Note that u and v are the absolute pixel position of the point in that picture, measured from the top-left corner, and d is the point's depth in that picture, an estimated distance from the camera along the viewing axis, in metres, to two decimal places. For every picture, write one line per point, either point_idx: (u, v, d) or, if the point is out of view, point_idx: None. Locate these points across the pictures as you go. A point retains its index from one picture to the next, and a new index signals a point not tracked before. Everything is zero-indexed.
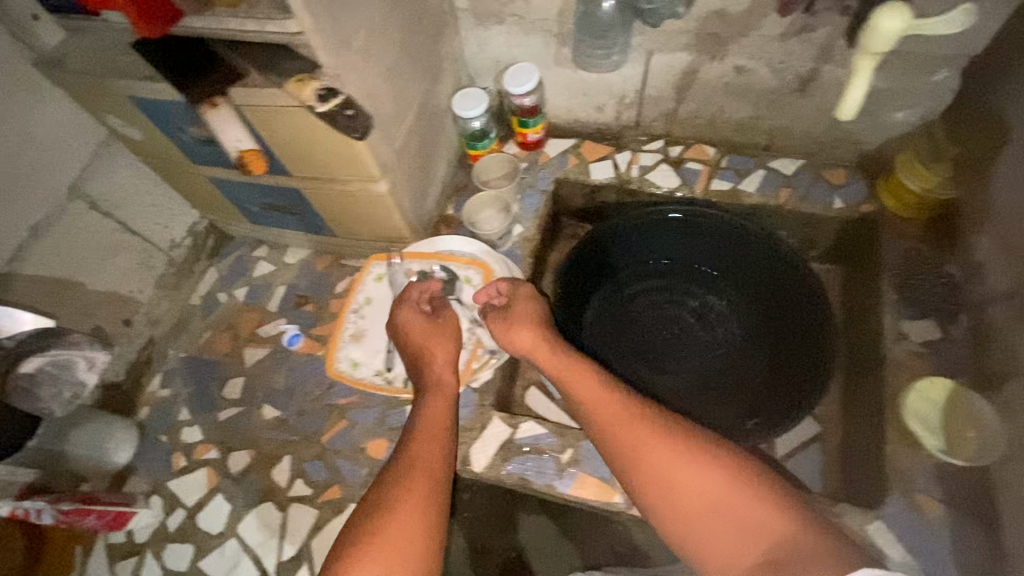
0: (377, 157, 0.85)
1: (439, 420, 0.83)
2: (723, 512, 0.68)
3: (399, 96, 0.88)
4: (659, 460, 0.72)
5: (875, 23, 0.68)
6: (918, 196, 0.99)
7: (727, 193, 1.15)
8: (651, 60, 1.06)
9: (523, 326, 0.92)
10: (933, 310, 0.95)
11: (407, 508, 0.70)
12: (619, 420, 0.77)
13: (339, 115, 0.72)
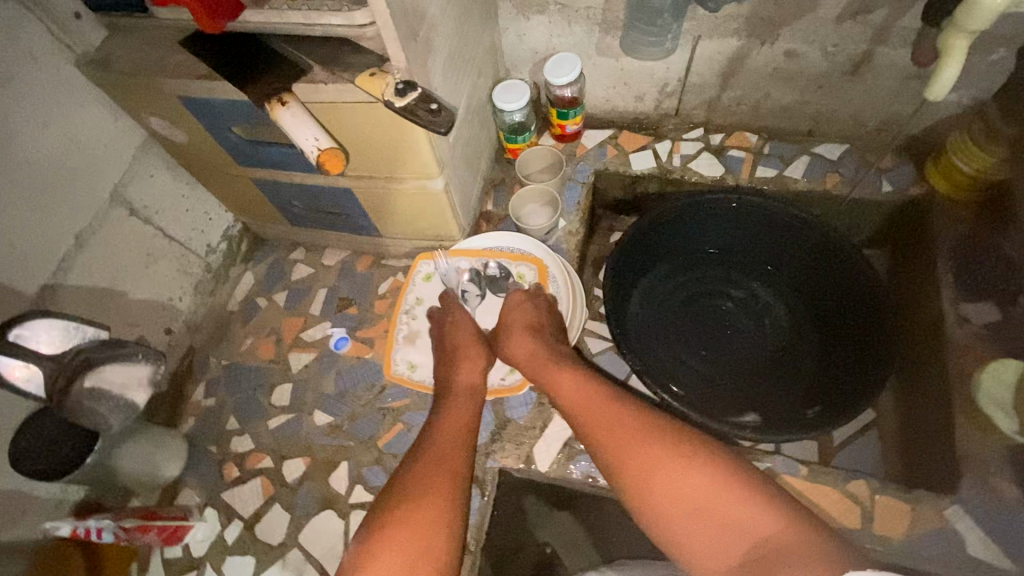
0: (436, 153, 0.84)
1: (461, 424, 0.83)
2: (709, 513, 0.66)
3: (445, 84, 0.85)
4: (648, 460, 0.71)
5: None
6: (971, 178, 0.99)
7: (772, 179, 1.13)
8: (698, 46, 1.04)
9: (520, 333, 0.93)
10: (993, 293, 0.94)
11: (426, 505, 0.70)
12: (607, 422, 0.76)
13: (418, 108, 0.66)
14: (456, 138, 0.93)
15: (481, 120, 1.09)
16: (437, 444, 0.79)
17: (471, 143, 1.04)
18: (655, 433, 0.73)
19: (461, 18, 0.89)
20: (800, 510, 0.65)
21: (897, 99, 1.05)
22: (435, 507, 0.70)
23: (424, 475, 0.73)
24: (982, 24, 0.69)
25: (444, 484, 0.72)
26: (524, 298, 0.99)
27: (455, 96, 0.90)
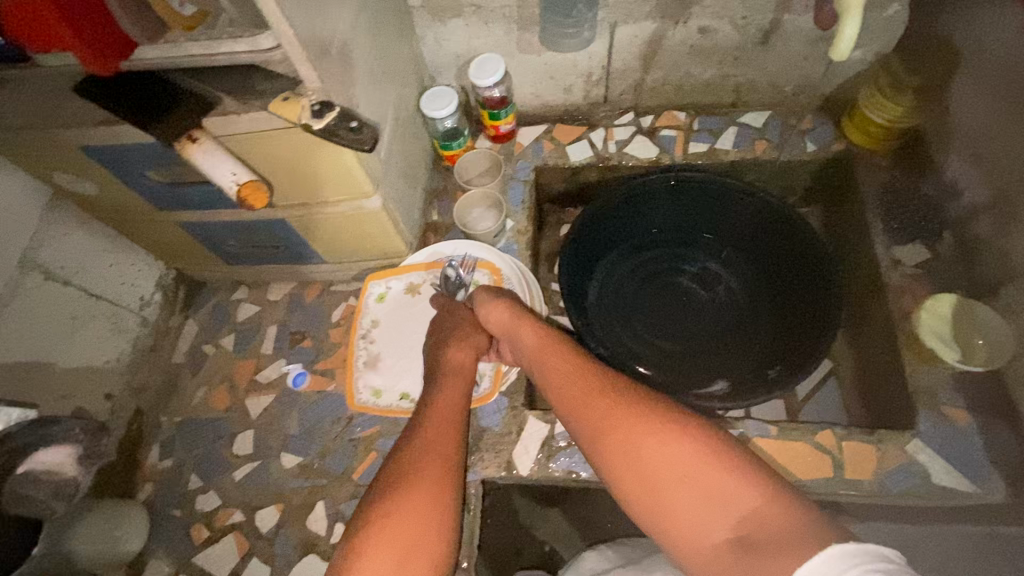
0: (369, 173, 0.82)
1: (456, 403, 0.75)
2: (692, 486, 0.56)
3: (367, 100, 0.83)
4: (626, 429, 0.62)
5: None
6: (886, 128, 1.04)
7: (705, 153, 1.17)
8: (615, 33, 1.06)
9: (501, 300, 0.87)
10: (919, 233, 1.00)
11: (416, 497, 0.61)
12: (588, 391, 0.68)
13: (339, 129, 0.65)
14: (388, 153, 0.91)
15: (413, 131, 1.08)
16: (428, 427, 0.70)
17: (406, 156, 1.03)
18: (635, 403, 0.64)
19: (372, 30, 0.87)
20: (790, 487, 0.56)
21: (808, 63, 1.10)
22: (428, 495, 0.62)
23: (415, 465, 0.65)
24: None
25: (436, 470, 0.64)
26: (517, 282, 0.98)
27: (380, 111, 0.88)
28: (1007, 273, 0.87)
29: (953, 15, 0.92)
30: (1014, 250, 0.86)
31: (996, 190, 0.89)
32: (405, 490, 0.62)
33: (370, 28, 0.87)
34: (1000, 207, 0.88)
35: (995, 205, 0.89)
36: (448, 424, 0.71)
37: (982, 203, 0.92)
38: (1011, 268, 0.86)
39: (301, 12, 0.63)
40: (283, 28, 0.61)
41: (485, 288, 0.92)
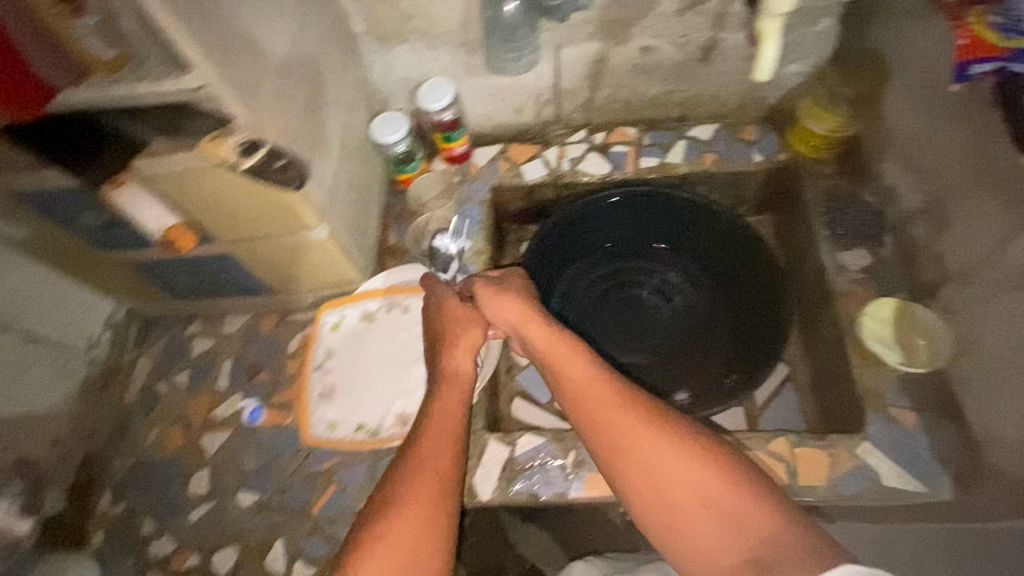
0: (309, 205, 0.83)
1: (455, 414, 0.76)
2: (712, 511, 0.62)
3: (307, 132, 0.83)
4: (645, 453, 0.66)
5: None
6: (826, 138, 1.08)
7: (656, 168, 1.19)
8: (560, 54, 1.07)
9: (509, 300, 0.83)
10: (863, 238, 1.03)
11: (409, 515, 0.66)
12: (605, 407, 0.71)
13: (266, 167, 0.71)
14: (333, 183, 0.91)
15: (364, 157, 1.07)
16: (428, 441, 0.73)
17: (355, 183, 1.02)
18: (648, 421, 0.69)
19: (311, 62, 0.87)
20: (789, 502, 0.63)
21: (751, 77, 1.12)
22: (431, 514, 0.66)
23: (412, 482, 0.69)
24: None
25: (434, 489, 0.68)
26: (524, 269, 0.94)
27: (323, 142, 0.88)
28: (943, 275, 0.90)
29: (884, 29, 0.99)
30: (947, 253, 0.89)
31: (930, 196, 0.93)
32: (401, 510, 0.66)
33: (308, 60, 0.86)
34: (933, 212, 0.92)
35: (929, 210, 0.93)
36: (449, 437, 0.73)
37: (918, 208, 0.95)
38: (946, 271, 0.89)
39: (211, 47, 0.63)
40: (199, 65, 0.61)
41: (487, 281, 0.87)
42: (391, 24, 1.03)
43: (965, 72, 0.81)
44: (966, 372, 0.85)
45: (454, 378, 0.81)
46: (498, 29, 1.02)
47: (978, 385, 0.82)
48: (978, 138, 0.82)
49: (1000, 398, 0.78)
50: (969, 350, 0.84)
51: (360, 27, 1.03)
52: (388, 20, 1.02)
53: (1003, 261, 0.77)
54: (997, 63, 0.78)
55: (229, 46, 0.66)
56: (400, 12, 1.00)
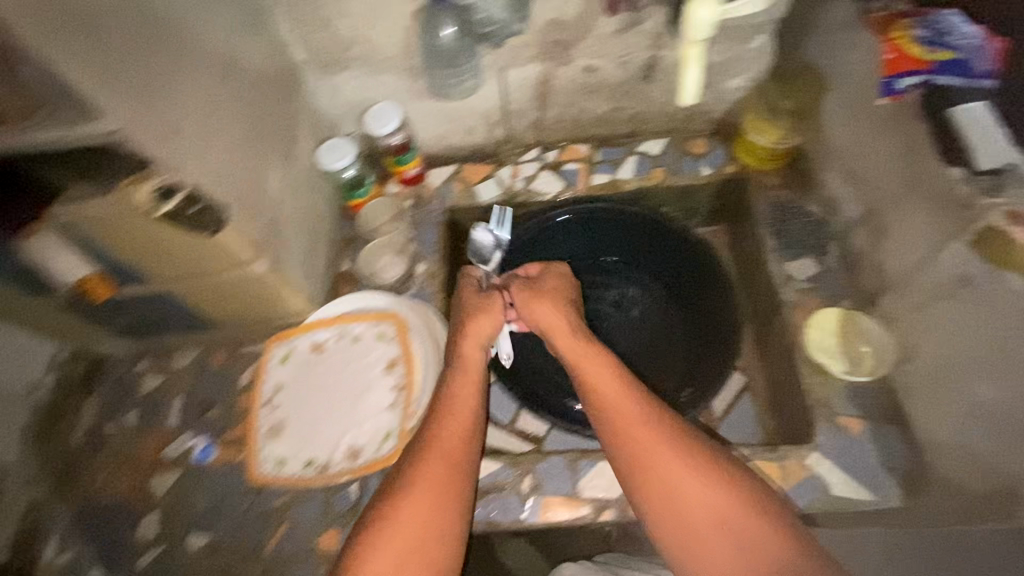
0: (239, 240, 0.81)
1: (468, 405, 0.80)
2: (728, 534, 0.65)
3: (237, 166, 0.82)
4: (670, 469, 0.69)
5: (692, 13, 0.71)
6: (769, 150, 1.09)
7: (607, 185, 1.20)
8: (505, 76, 1.08)
9: (545, 305, 0.86)
10: (809, 247, 1.04)
11: (417, 499, 0.70)
12: (632, 418, 0.74)
13: (183, 212, 0.73)
14: (272, 215, 0.90)
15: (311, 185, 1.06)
16: (442, 430, 0.76)
17: (301, 212, 1.01)
18: (674, 434, 0.72)
19: (242, 96, 0.86)
20: (800, 527, 0.66)
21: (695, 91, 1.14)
22: (439, 501, 0.71)
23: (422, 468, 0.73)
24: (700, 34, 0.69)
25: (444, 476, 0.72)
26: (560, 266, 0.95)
27: (257, 176, 0.87)
28: (884, 283, 0.91)
29: (821, 44, 1.01)
30: (886, 261, 0.91)
31: (867, 205, 0.94)
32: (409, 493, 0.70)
33: (238, 93, 0.85)
34: (872, 221, 0.93)
35: (867, 220, 0.94)
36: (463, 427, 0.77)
37: (858, 217, 0.97)
38: (887, 278, 0.90)
39: (121, 88, 0.63)
40: (106, 107, 0.61)
41: (523, 283, 0.90)
42: (332, 52, 1.02)
43: (893, 87, 0.81)
44: (910, 379, 0.85)
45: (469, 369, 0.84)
46: (438, 54, 0.98)
47: (922, 392, 0.83)
48: (908, 149, 0.84)
49: (941, 404, 0.79)
50: (911, 357, 0.85)
51: (301, 55, 1.02)
52: (329, 47, 1.01)
53: (936, 269, 0.79)
54: (917, 77, 0.78)
55: (145, 88, 0.66)
56: (340, 39, 0.99)
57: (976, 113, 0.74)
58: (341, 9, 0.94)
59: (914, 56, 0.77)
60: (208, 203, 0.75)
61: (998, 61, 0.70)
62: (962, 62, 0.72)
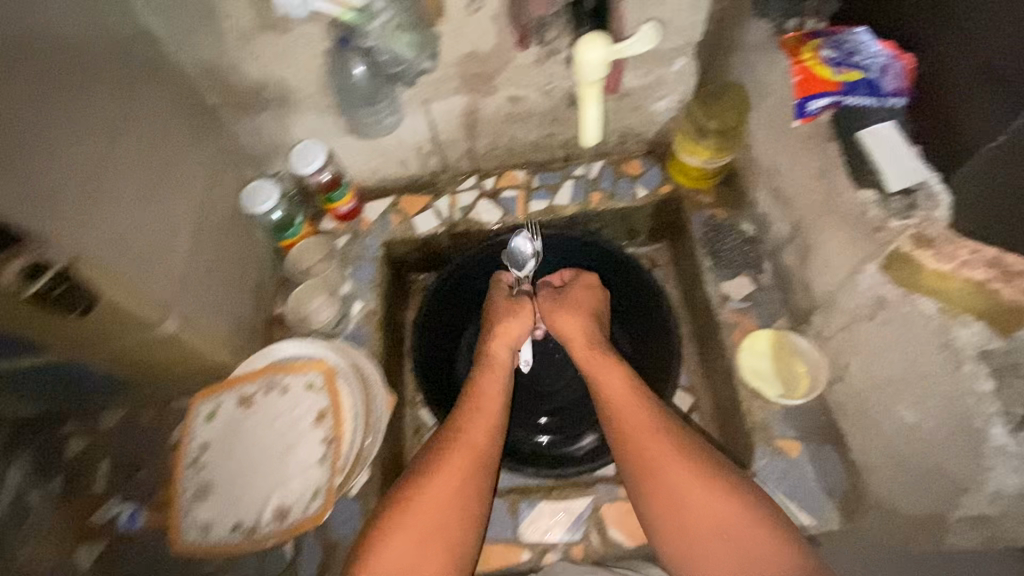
0: (136, 303, 0.75)
1: (494, 402, 0.90)
2: (724, 534, 0.72)
3: (137, 221, 0.78)
4: (674, 471, 0.77)
5: (581, 55, 0.61)
6: (699, 169, 1.09)
7: (545, 212, 1.19)
8: (430, 108, 1.06)
9: (572, 313, 0.98)
10: (742, 265, 1.04)
11: (441, 484, 0.79)
12: (643, 423, 0.82)
13: (53, 290, 0.65)
14: (185, 265, 0.87)
15: (234, 231, 1.02)
16: (469, 425, 0.86)
17: (219, 259, 0.97)
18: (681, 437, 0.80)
19: (140, 147, 0.82)
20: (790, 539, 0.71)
21: (624, 114, 1.13)
22: (461, 486, 0.79)
23: (447, 455, 0.82)
24: (594, 75, 0.63)
25: (466, 464, 0.81)
26: (590, 282, 1.04)
27: (162, 227, 0.83)
28: (813, 302, 0.91)
29: (744, 64, 1.01)
30: (813, 280, 0.90)
31: (793, 224, 0.94)
32: (434, 481, 0.79)
33: (133, 147, 0.81)
34: (798, 240, 0.93)
35: (794, 238, 0.94)
36: (489, 420, 0.87)
37: (786, 235, 0.97)
38: (815, 297, 0.90)
39: None
40: None
41: (551, 293, 1.03)
42: (246, 94, 0.99)
43: (806, 109, 0.83)
44: (843, 399, 0.85)
45: (497, 369, 0.95)
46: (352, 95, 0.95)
47: (854, 413, 0.83)
48: (823, 171, 0.84)
49: (871, 424, 0.79)
50: (843, 376, 0.85)
51: (214, 98, 0.99)
52: (242, 91, 0.98)
53: (856, 290, 0.79)
54: (830, 97, 0.80)
55: (8, 147, 0.62)
56: (251, 82, 0.96)
57: (883, 134, 0.75)
58: (246, 53, 0.91)
59: (827, 77, 0.80)
60: (82, 275, 0.68)
61: (905, 80, 0.76)
62: (871, 82, 0.77)
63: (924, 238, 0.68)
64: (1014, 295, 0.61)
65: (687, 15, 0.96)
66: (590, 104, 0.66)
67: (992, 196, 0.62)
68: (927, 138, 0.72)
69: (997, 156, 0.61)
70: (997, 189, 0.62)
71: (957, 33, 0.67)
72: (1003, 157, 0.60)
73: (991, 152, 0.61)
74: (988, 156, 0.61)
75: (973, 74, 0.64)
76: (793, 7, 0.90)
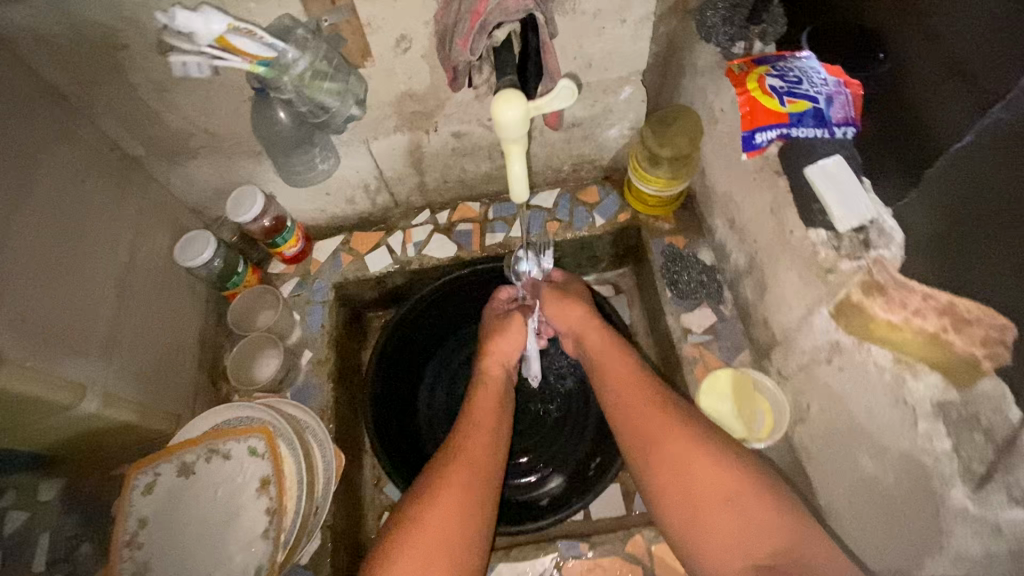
0: (40, 391, 0.69)
1: (491, 414, 0.87)
2: (734, 507, 0.69)
3: (42, 300, 0.72)
4: (679, 450, 0.75)
5: (500, 116, 0.57)
6: (655, 197, 1.04)
7: (501, 244, 1.13)
8: (371, 148, 1.00)
9: (569, 304, 0.96)
10: (703, 295, 1.00)
11: (447, 494, 0.76)
12: (644, 406, 0.81)
13: None
14: (104, 339, 0.80)
15: (169, 287, 0.97)
16: (469, 436, 0.83)
17: (153, 321, 0.92)
18: (685, 418, 0.78)
19: (45, 213, 0.74)
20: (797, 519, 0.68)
21: (577, 142, 1.09)
22: (465, 499, 0.76)
23: (451, 465, 0.79)
24: (517, 134, 0.59)
25: (470, 474, 0.78)
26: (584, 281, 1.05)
27: (76, 299, 0.77)
28: (773, 338, 0.87)
29: (695, 89, 0.97)
30: (771, 316, 0.87)
31: (749, 256, 0.90)
32: (440, 491, 0.76)
33: (39, 212, 0.74)
34: (755, 274, 0.89)
35: (751, 271, 0.90)
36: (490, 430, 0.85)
37: (743, 267, 0.93)
38: (774, 334, 0.87)
39: None
40: None
41: (551, 287, 1.00)
42: (172, 143, 0.93)
43: (752, 141, 0.79)
44: (806, 443, 0.81)
45: (491, 383, 0.93)
46: (280, 141, 0.88)
47: (816, 458, 0.79)
48: (775, 205, 0.80)
49: (833, 472, 0.76)
50: (804, 418, 0.81)
51: (137, 150, 0.93)
52: (167, 141, 0.93)
53: (813, 331, 0.76)
54: (778, 129, 0.77)
55: None
56: (175, 131, 0.91)
57: (831, 171, 0.72)
58: (165, 104, 0.86)
59: (772, 109, 0.77)
60: None
61: (852, 109, 0.73)
62: (819, 112, 0.74)
63: (874, 284, 0.67)
64: (967, 347, 0.58)
65: (631, 43, 0.92)
66: (514, 161, 0.62)
67: (954, 201, 0.60)
68: (894, 139, 0.68)
69: (960, 160, 0.59)
70: (956, 194, 0.59)
71: (917, 32, 0.64)
72: (965, 161, 0.58)
73: (954, 154, 0.59)
74: (951, 158, 0.59)
75: (936, 71, 0.62)
76: (737, 31, 0.87)
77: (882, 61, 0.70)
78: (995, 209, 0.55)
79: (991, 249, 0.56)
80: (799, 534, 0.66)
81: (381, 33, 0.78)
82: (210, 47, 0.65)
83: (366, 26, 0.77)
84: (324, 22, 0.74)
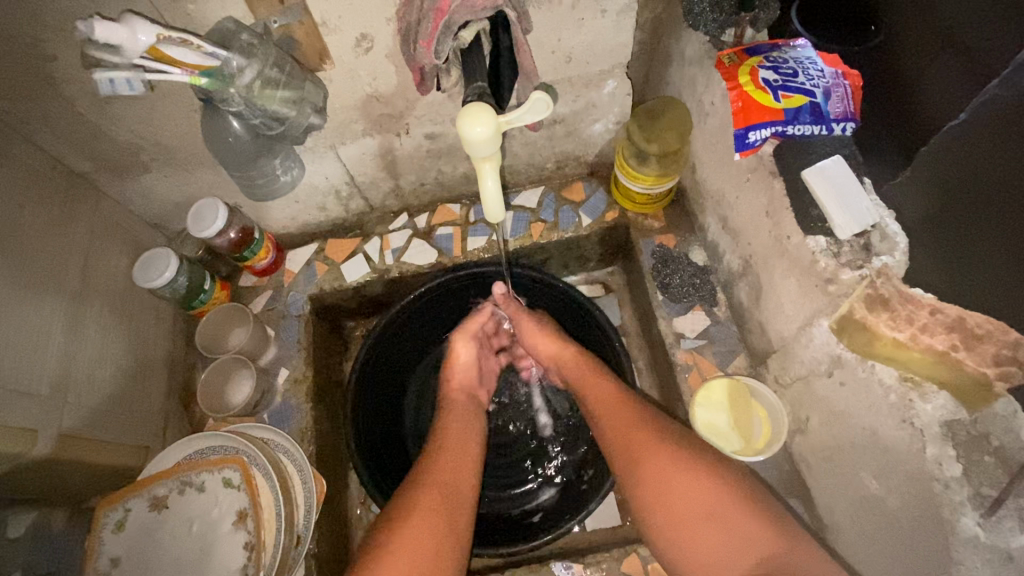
0: None
1: (462, 438, 0.82)
2: (719, 520, 0.64)
3: None
4: (658, 466, 0.69)
5: (467, 134, 0.54)
6: (643, 196, 0.98)
7: (484, 248, 1.08)
8: (340, 153, 0.94)
9: (544, 334, 0.93)
10: (695, 298, 0.96)
11: (419, 523, 0.68)
12: (630, 426, 0.75)
13: None
14: (51, 378, 0.75)
15: (127, 310, 0.91)
16: (437, 461, 0.77)
17: (108, 349, 0.86)
18: (663, 433, 0.73)
19: None
20: (789, 522, 0.64)
21: (559, 139, 1.03)
22: (440, 526, 0.69)
23: (420, 490, 0.72)
24: (489, 151, 0.56)
25: (443, 503, 0.71)
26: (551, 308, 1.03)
27: (11, 347, 0.70)
28: (770, 345, 0.83)
29: (683, 80, 0.91)
30: (768, 323, 0.82)
31: (744, 259, 0.86)
32: (409, 519, 0.69)
33: None
34: (750, 278, 0.85)
35: (746, 275, 0.86)
36: (461, 455, 0.78)
37: (738, 270, 0.88)
38: (772, 341, 0.82)
39: None
40: None
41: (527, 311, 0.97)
42: (120, 157, 0.86)
43: (745, 141, 0.74)
44: (806, 454, 0.78)
45: (457, 408, 0.89)
46: (234, 154, 0.84)
47: (818, 473, 0.75)
48: (771, 209, 0.75)
49: (835, 486, 0.72)
50: (804, 429, 0.78)
51: (82, 165, 0.86)
52: (114, 155, 0.86)
53: (813, 342, 0.72)
54: (773, 127, 0.71)
55: None
56: (122, 144, 0.84)
57: (831, 173, 0.67)
58: (106, 116, 0.79)
59: (768, 105, 0.71)
60: None
61: (851, 102, 0.69)
62: (817, 106, 0.69)
63: (878, 297, 0.62)
64: (977, 366, 0.54)
65: (613, 35, 0.85)
66: (487, 178, 0.60)
67: (944, 184, 0.56)
68: (880, 109, 0.68)
69: (956, 136, 0.53)
70: (954, 172, 0.54)
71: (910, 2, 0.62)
72: (961, 141, 0.53)
73: (952, 132, 0.53)
74: (947, 136, 0.54)
75: (926, 43, 0.60)
76: (727, 18, 0.79)
77: (874, 33, 0.69)
78: (996, 191, 0.51)
79: (998, 234, 0.52)
80: (792, 544, 0.61)
81: (338, 33, 0.72)
82: (143, 59, 0.62)
83: (322, 26, 0.71)
84: (272, 25, 0.69)
